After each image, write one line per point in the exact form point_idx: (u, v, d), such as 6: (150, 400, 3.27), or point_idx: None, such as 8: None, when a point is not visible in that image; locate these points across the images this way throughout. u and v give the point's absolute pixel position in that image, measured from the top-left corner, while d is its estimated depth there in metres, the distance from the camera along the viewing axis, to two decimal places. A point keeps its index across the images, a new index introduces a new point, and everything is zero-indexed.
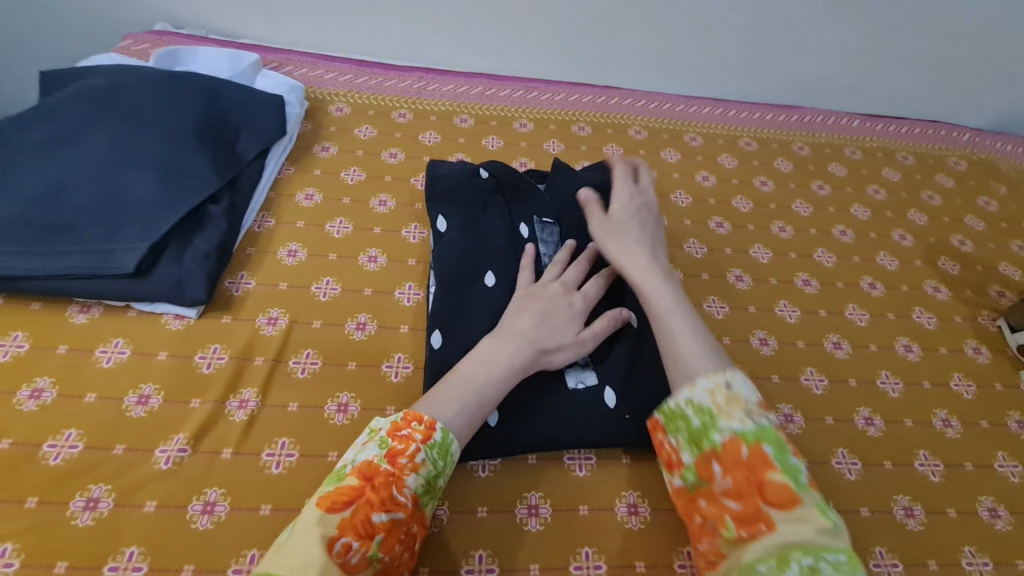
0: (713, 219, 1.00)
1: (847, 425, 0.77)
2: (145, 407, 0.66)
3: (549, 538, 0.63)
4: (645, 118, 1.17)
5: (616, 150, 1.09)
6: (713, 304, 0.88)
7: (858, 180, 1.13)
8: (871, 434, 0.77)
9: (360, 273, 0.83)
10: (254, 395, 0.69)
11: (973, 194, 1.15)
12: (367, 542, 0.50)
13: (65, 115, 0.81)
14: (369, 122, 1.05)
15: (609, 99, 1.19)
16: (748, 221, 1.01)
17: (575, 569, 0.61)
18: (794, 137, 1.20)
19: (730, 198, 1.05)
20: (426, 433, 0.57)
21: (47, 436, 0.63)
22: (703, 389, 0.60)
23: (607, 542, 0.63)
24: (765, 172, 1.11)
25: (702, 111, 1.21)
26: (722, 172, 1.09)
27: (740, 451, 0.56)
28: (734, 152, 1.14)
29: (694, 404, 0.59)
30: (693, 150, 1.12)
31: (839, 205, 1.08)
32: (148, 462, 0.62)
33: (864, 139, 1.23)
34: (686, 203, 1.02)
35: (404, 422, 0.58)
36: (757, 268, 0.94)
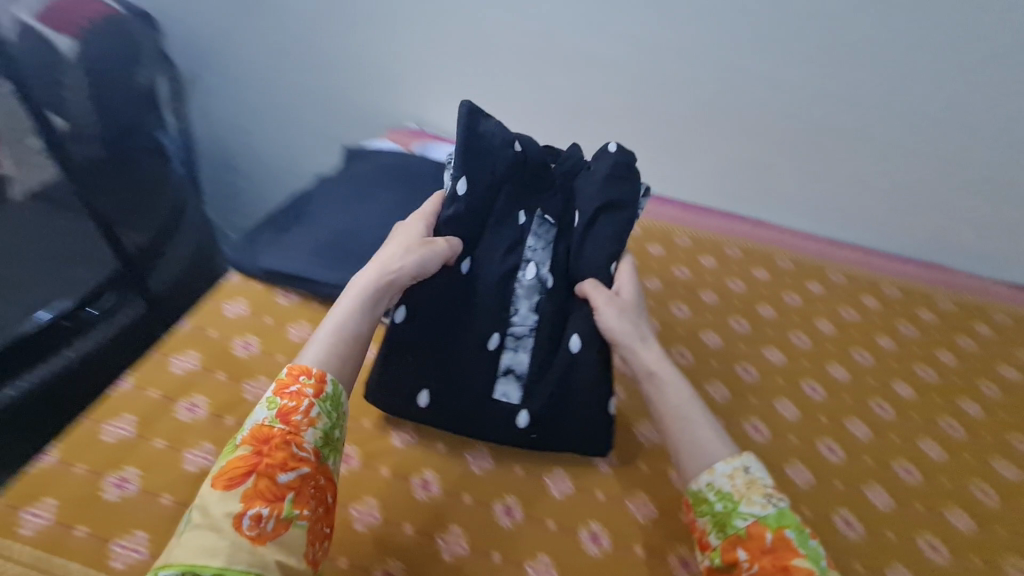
0: (733, 319, 1.10)
1: (822, 522, 0.81)
2: (246, 350, 0.95)
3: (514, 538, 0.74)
4: (693, 229, 1.31)
5: (658, 250, 1.23)
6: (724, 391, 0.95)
7: (887, 313, 1.17)
8: (848, 535, 0.79)
9: None
10: None
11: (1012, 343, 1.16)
12: (278, 503, 0.60)
13: (377, 185, 1.17)
14: None
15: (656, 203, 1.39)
16: (759, 327, 1.09)
17: (530, 568, 0.71)
18: (828, 264, 1.27)
19: (754, 304, 1.14)
20: (314, 386, 0.67)
21: (177, 351, 0.93)
22: (722, 473, 0.67)
23: (564, 553, 0.73)
24: (793, 288, 1.20)
25: (745, 229, 1.36)
26: (754, 281, 1.20)
27: (761, 537, 0.62)
28: (766, 265, 1.25)
29: (714, 488, 0.66)
30: (727, 261, 1.24)
31: (846, 325, 1.13)
32: (236, 389, 0.90)
33: (907, 279, 1.29)
34: (712, 300, 1.14)
35: (289, 377, 0.68)
36: (769, 367, 1.02)
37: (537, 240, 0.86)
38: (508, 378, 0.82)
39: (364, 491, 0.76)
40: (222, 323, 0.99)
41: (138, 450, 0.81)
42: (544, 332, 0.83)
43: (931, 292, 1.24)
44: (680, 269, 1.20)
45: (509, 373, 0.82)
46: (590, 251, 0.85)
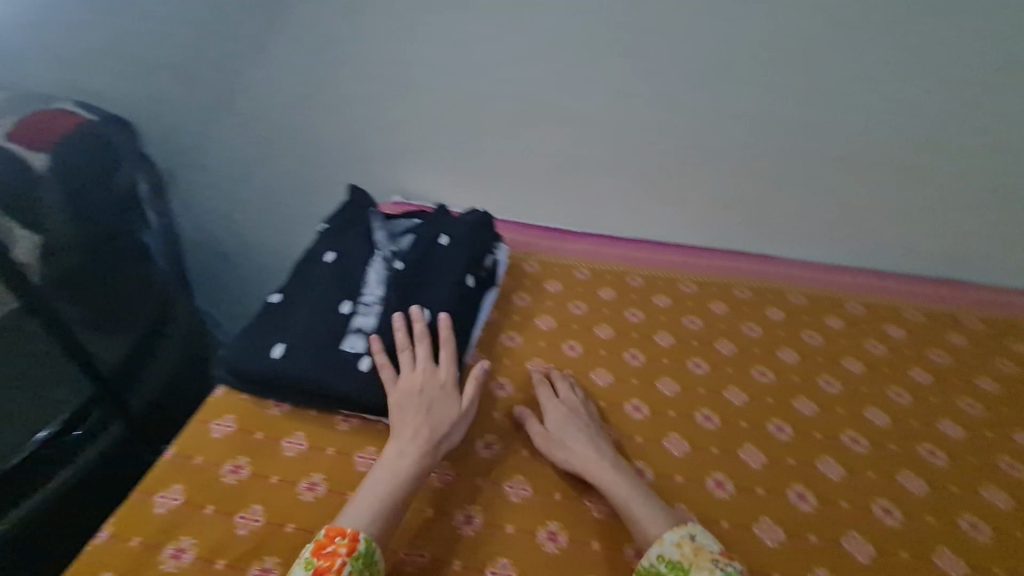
0: (726, 392, 1.38)
1: None
2: (294, 448, 1.16)
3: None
4: (656, 271, 1.70)
5: (663, 338, 1.49)
6: (710, 425, 1.30)
7: (860, 338, 1.55)
8: None
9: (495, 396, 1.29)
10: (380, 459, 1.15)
11: (989, 361, 1.52)
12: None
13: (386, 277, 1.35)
14: (554, 280, 1.62)
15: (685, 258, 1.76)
16: (712, 371, 1.43)
17: None
18: (743, 284, 1.68)
19: (751, 370, 1.44)
20: (347, 544, 0.91)
21: (224, 459, 1.13)
22: (671, 542, 0.95)
23: None
24: (788, 343, 1.52)
25: (745, 269, 1.73)
26: (747, 368, 1.44)
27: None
28: (782, 308, 1.62)
29: (664, 555, 0.94)
30: (716, 321, 1.56)
31: (768, 347, 1.50)
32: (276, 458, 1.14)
33: (874, 298, 1.68)
34: (665, 343, 1.48)
35: (326, 538, 0.92)
36: (740, 412, 1.34)
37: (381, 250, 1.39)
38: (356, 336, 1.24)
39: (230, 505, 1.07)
40: (226, 443, 1.16)
41: (197, 519, 1.04)
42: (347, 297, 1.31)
43: (905, 311, 1.64)
44: (687, 320, 1.55)
45: (358, 331, 1.25)
46: (448, 258, 1.37)
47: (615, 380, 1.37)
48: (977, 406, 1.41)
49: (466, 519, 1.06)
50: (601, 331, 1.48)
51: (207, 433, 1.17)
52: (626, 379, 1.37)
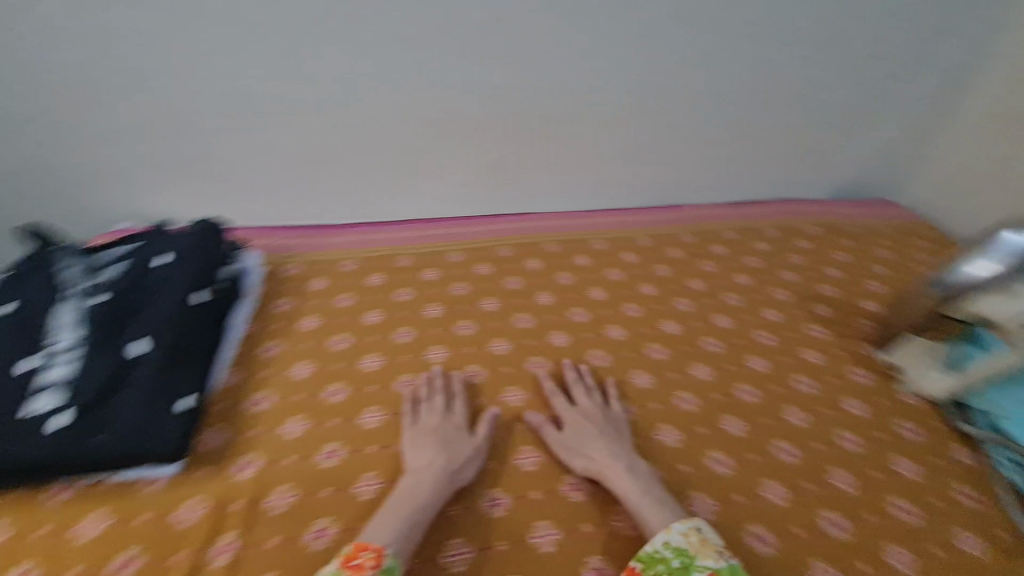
0: (632, 372, 0.80)
1: None
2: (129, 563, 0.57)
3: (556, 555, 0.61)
4: (500, 236, 1.03)
5: (490, 304, 0.88)
6: (572, 315, 0.88)
7: (781, 252, 1.06)
8: None
9: (363, 429, 0.69)
10: (232, 536, 0.59)
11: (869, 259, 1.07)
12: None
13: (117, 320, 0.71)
14: (273, 293, 0.88)
15: (482, 202, 1.13)
16: (600, 266, 0.99)
17: None
18: (633, 233, 1.08)
19: (731, 387, 0.80)
20: (373, 556, 0.54)
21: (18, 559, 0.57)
22: (686, 507, 0.65)
23: None
24: (704, 277, 0.99)
25: (643, 219, 1.12)
26: (628, 322, 0.88)
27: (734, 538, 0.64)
28: (632, 248, 1.04)
29: (686, 509, 0.66)
30: (576, 267, 0.97)
31: (709, 300, 0.94)
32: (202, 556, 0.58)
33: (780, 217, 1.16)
34: (484, 269, 0.95)
35: (353, 551, 0.54)
36: (609, 343, 0.84)
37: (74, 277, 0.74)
38: (45, 394, 0.63)
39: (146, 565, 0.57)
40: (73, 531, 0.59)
41: None
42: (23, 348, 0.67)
43: (834, 225, 1.15)
44: (535, 258, 0.98)
45: (46, 388, 0.63)
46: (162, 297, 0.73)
47: (356, 338, 0.81)
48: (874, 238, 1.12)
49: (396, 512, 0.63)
50: (343, 265, 0.94)
51: None
52: (398, 314, 0.86)
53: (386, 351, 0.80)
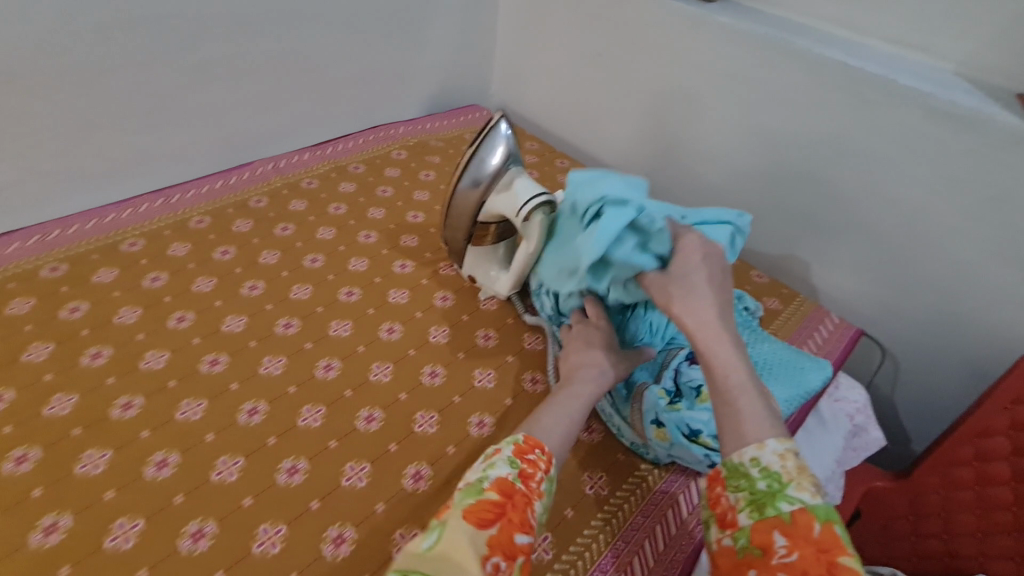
0: (152, 459, 0.55)
1: None
2: None
3: (363, 538, 0.53)
4: None
5: (22, 459, 0.54)
6: (330, 326, 0.71)
7: (239, 277, 0.76)
8: None
9: (84, 562, 0.48)
10: (130, 526, 0.51)
11: (411, 170, 1.03)
12: (514, 567, 0.41)
13: None
14: None
15: (235, 178, 0.93)
16: (337, 242, 0.84)
17: None
18: (44, 261, 0.73)
19: (174, 409, 0.60)
20: (544, 460, 0.49)
21: (101, 538, 0.50)
22: (774, 452, 0.45)
23: None
24: (181, 305, 0.71)
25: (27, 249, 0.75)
26: (122, 374, 0.62)
27: (811, 528, 0.41)
28: (116, 261, 0.75)
29: (761, 466, 0.45)
30: (59, 341, 0.65)
31: (106, 324, 0.67)
32: (103, 560, 0.48)
33: (277, 207, 0.89)
34: (229, 257, 0.79)
35: (526, 445, 0.49)
36: (179, 432, 0.58)
37: None
38: None
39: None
40: None
41: None
42: None
43: (365, 195, 0.95)
44: (284, 227, 0.85)
45: None
46: None
47: None
48: (570, 160, 1.16)
49: (191, 535, 0.51)
50: (97, 276, 0.73)
51: None
52: (86, 384, 0.61)
53: (114, 440, 0.56)
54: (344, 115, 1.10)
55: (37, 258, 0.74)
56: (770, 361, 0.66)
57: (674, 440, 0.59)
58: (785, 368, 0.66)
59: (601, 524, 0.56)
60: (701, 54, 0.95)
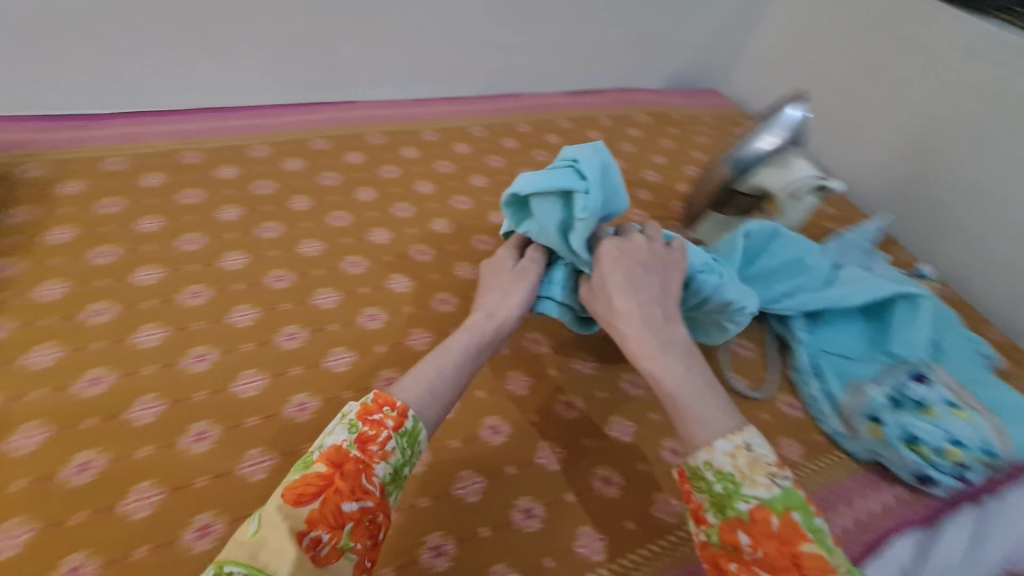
0: (285, 329, 0.62)
1: None
2: (147, 409, 0.54)
3: (436, 465, 0.53)
4: (197, 140, 0.83)
5: (198, 294, 0.64)
6: (457, 267, 0.74)
7: (395, 197, 0.81)
8: None
9: (219, 393, 0.56)
10: (253, 378, 0.58)
11: (611, 139, 1.03)
12: (341, 536, 0.38)
13: None
14: (67, 215, 0.69)
15: (421, 110, 0.99)
16: (486, 191, 0.86)
17: None
18: (252, 140, 0.85)
19: (316, 294, 0.66)
20: (397, 418, 0.44)
21: (230, 379, 0.57)
22: (723, 452, 0.41)
23: None
24: (344, 206, 0.78)
25: (278, 123, 0.89)
26: (289, 247, 0.71)
27: (770, 522, 0.39)
28: (302, 153, 0.85)
29: (714, 468, 0.41)
30: (253, 200, 0.76)
31: (289, 202, 0.77)
32: (228, 395, 0.56)
33: (452, 138, 0.95)
34: (393, 175, 0.84)
35: (373, 405, 0.44)
36: (315, 314, 0.64)
37: None
38: None
39: (65, 418, 0.52)
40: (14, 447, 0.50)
41: (182, 498, 0.49)
42: None
43: (560, 145, 0.99)
44: (442, 163, 0.89)
45: None
46: None
47: (168, 270, 0.65)
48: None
49: (296, 405, 0.56)
50: (287, 164, 0.82)
51: (118, 422, 0.52)
52: (257, 249, 0.70)
53: (262, 302, 0.64)
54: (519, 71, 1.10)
55: (269, 134, 0.87)
56: (1003, 405, 0.62)
57: (891, 440, 0.59)
58: (1020, 415, 0.61)
59: (661, 549, 0.52)
60: (966, 79, 0.88)
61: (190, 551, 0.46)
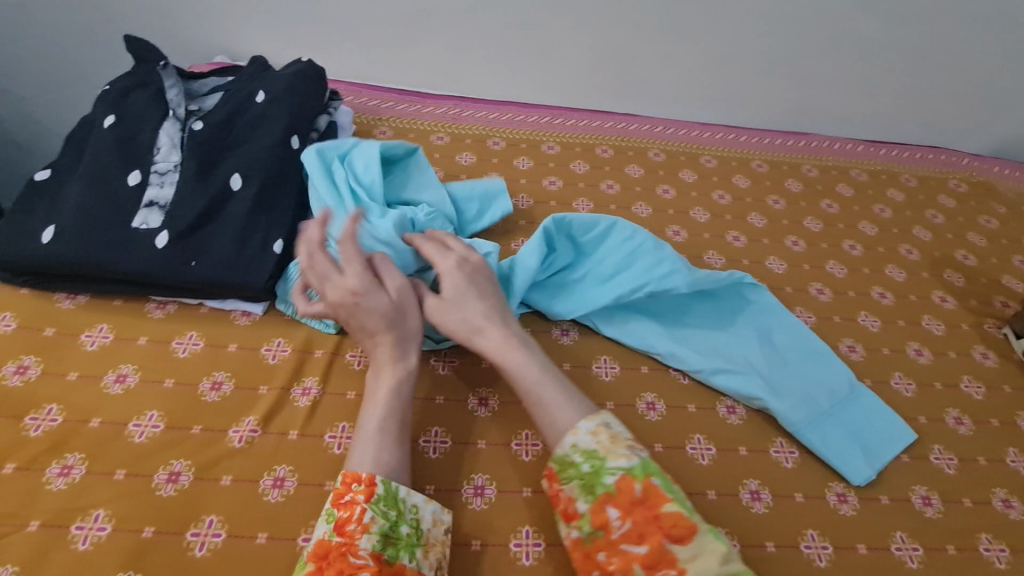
0: None
1: None
2: (274, 354, 0.57)
3: (501, 511, 0.50)
4: (395, 115, 0.88)
5: None
6: None
7: (549, 210, 0.78)
8: None
9: (332, 357, 0.58)
10: (365, 354, 0.59)
11: (815, 196, 0.88)
12: None
13: (258, 118, 0.66)
14: None
15: (606, 123, 0.94)
16: (647, 224, 0.79)
17: None
18: (437, 126, 0.88)
19: None
20: (364, 489, 0.43)
21: (347, 346, 0.59)
22: (585, 433, 0.45)
23: None
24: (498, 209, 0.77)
25: (468, 111, 0.91)
26: None
27: (632, 489, 0.42)
28: (477, 147, 0.86)
29: (580, 450, 0.44)
30: None
31: None
32: (340, 362, 0.58)
33: (636, 159, 0.89)
34: (555, 188, 0.82)
35: (341, 485, 0.44)
36: None
37: (172, 84, 0.66)
38: (148, 211, 0.58)
39: (213, 340, 0.58)
40: (170, 353, 0.56)
41: (272, 447, 0.51)
42: (113, 146, 0.60)
43: (755, 191, 0.87)
44: (608, 184, 0.84)
45: (149, 206, 0.58)
46: (269, 80, 0.69)
47: None
48: (981, 258, 0.82)
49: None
50: (459, 156, 0.84)
51: (249, 357, 0.57)
52: None
53: None
54: (720, 94, 1.01)
55: (458, 120, 0.89)
56: None
57: None
58: None
59: None
60: None
61: (263, 498, 0.48)
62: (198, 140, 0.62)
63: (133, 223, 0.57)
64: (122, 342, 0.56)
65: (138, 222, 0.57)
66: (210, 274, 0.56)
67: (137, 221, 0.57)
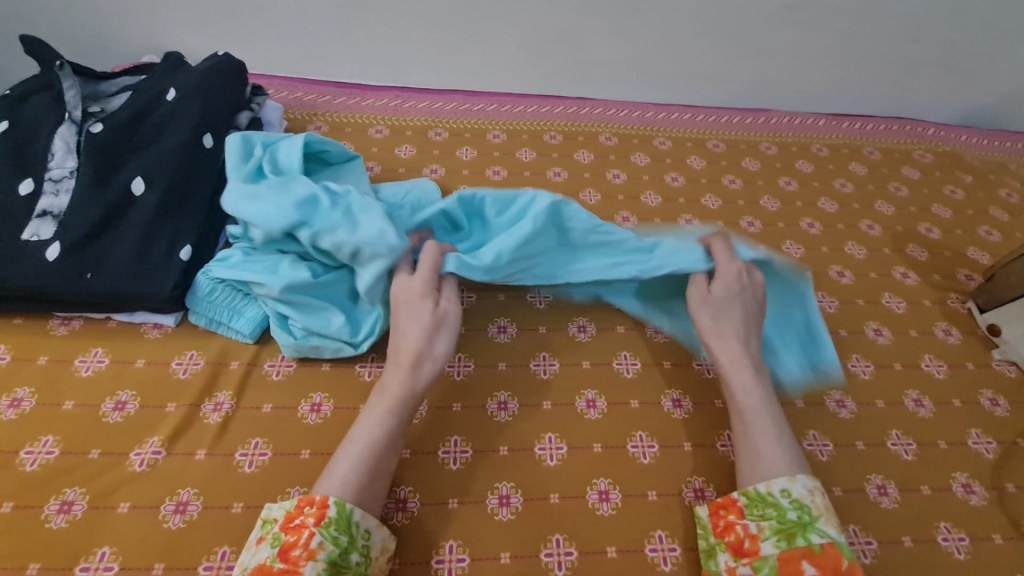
0: None
1: None
2: (184, 368, 0.54)
3: (424, 526, 0.46)
4: (330, 108, 0.84)
5: None
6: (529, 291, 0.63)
7: None
8: None
9: (248, 368, 0.54)
10: (285, 364, 0.55)
11: (774, 173, 0.85)
12: None
13: (165, 118, 0.61)
14: None
15: (556, 108, 0.91)
16: (595, 211, 0.76)
17: None
18: (376, 119, 0.84)
19: None
20: (316, 512, 0.40)
21: (266, 356, 0.55)
22: (804, 486, 0.44)
23: None
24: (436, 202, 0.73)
25: (409, 102, 0.87)
26: None
27: (840, 561, 0.41)
28: (418, 139, 0.82)
29: (792, 497, 0.44)
30: None
31: None
32: (257, 373, 0.54)
33: (586, 144, 0.85)
34: (499, 178, 0.78)
35: (296, 507, 0.41)
36: None
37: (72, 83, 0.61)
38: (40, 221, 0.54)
39: (120, 357, 0.54)
40: (72, 372, 0.52)
41: (177, 468, 0.47)
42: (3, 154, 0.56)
43: (710, 171, 0.84)
44: (556, 171, 0.81)
45: (42, 216, 0.54)
46: (181, 76, 0.65)
47: None
48: (946, 230, 0.79)
49: (311, 404, 0.52)
50: (398, 149, 0.80)
51: (158, 373, 0.53)
52: None
53: None
54: (676, 73, 0.97)
55: (398, 112, 0.85)
56: None
57: None
58: None
59: None
60: None
61: (163, 526, 0.44)
62: (98, 143, 0.58)
63: (21, 235, 0.53)
64: (20, 363, 0.53)
65: (27, 234, 0.53)
66: (108, 287, 0.52)
67: (26, 232, 0.53)
